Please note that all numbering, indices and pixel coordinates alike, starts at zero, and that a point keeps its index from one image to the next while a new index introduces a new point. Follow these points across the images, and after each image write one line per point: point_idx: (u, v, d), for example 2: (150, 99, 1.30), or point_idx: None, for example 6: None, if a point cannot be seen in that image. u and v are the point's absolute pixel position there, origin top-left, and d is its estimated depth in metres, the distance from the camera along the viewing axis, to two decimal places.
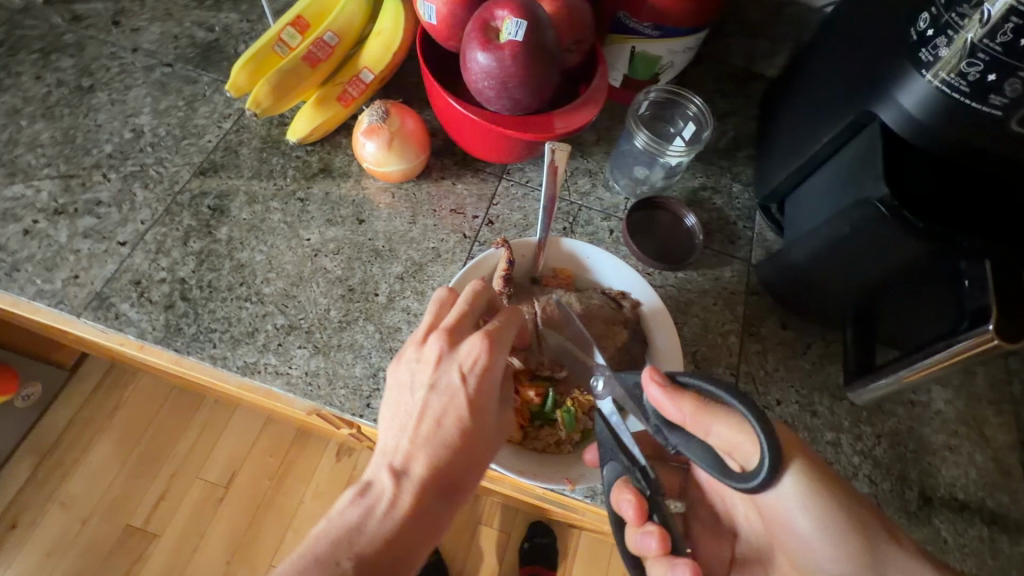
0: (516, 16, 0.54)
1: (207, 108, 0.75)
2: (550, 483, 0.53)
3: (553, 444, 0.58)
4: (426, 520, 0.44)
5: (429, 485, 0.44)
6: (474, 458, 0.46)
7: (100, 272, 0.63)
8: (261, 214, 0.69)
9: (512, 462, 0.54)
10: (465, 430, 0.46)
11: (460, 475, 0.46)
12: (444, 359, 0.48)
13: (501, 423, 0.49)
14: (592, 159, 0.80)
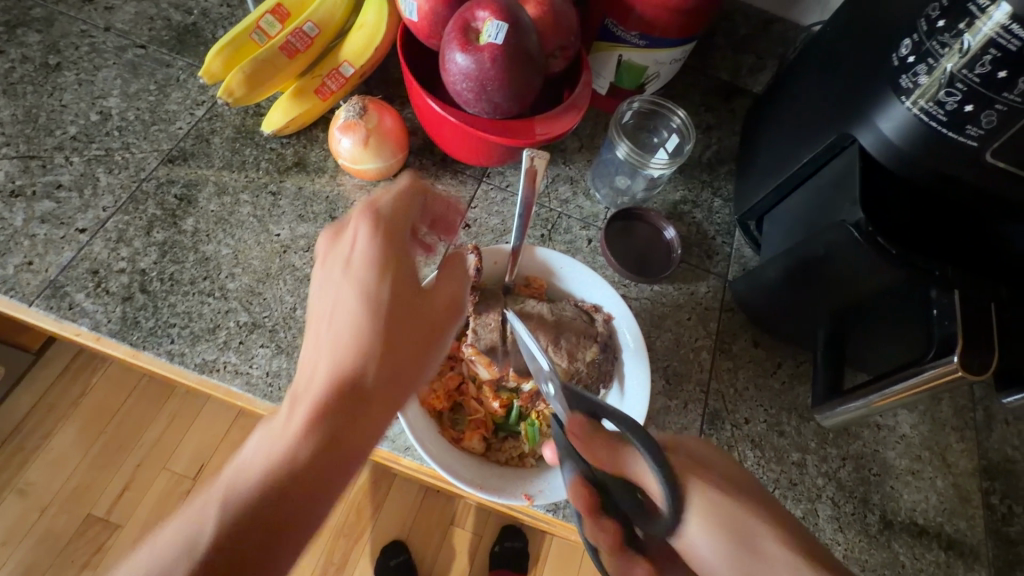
0: (497, 18, 0.53)
1: (180, 94, 0.72)
2: (508, 498, 0.51)
3: (517, 457, 0.57)
4: (296, 496, 0.37)
5: (297, 442, 0.38)
6: (359, 396, 0.41)
7: (56, 259, 0.60)
8: (230, 206, 0.67)
9: (471, 476, 0.52)
10: (332, 381, 0.41)
11: (338, 434, 0.39)
12: (314, 311, 0.45)
13: (399, 357, 0.43)
14: (574, 166, 0.79)
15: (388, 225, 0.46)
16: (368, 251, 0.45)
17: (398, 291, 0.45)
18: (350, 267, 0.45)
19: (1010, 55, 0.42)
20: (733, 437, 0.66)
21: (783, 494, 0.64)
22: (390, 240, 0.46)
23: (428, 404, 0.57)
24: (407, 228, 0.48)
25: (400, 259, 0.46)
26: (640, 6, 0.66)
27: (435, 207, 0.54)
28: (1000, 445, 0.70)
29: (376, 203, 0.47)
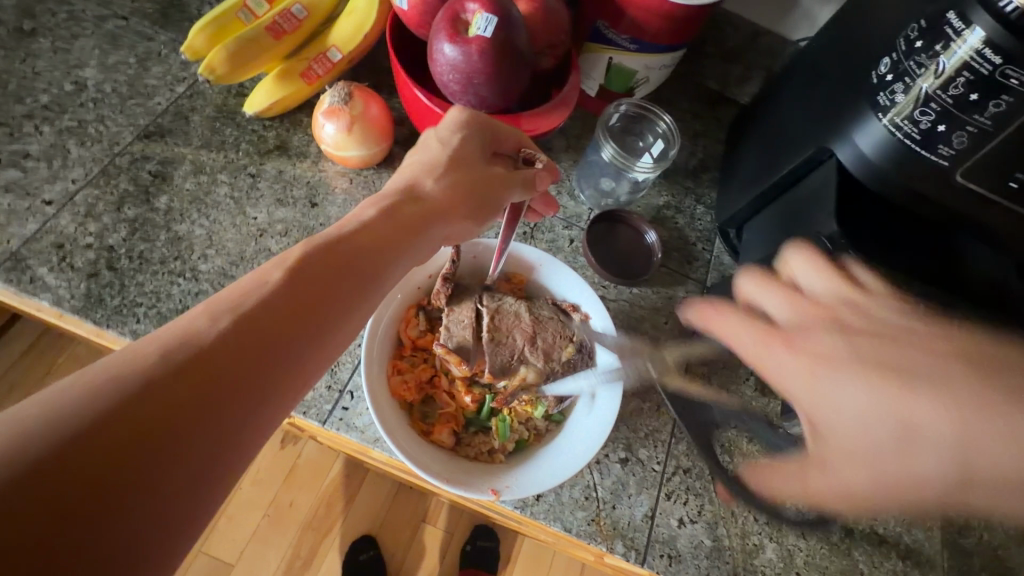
0: (488, 11, 0.52)
1: (161, 69, 0.70)
2: (475, 492, 0.49)
3: (485, 452, 0.56)
4: (174, 405, 0.28)
5: (206, 321, 0.31)
6: (287, 326, 0.34)
7: (19, 231, 0.58)
8: (206, 185, 0.65)
9: (439, 468, 0.50)
10: (292, 261, 0.37)
11: (294, 312, 0.35)
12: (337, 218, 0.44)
13: (360, 275, 0.40)
14: (560, 166, 0.79)
15: (446, 146, 0.50)
16: (426, 165, 0.49)
17: (392, 216, 0.44)
18: (399, 184, 0.48)
19: (981, 79, 0.44)
20: (704, 441, 0.66)
21: None
22: (445, 154, 0.49)
23: (399, 394, 0.55)
24: (485, 146, 0.52)
25: (435, 175, 0.48)
26: (631, 10, 0.67)
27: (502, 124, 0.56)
28: None
29: (435, 127, 0.52)
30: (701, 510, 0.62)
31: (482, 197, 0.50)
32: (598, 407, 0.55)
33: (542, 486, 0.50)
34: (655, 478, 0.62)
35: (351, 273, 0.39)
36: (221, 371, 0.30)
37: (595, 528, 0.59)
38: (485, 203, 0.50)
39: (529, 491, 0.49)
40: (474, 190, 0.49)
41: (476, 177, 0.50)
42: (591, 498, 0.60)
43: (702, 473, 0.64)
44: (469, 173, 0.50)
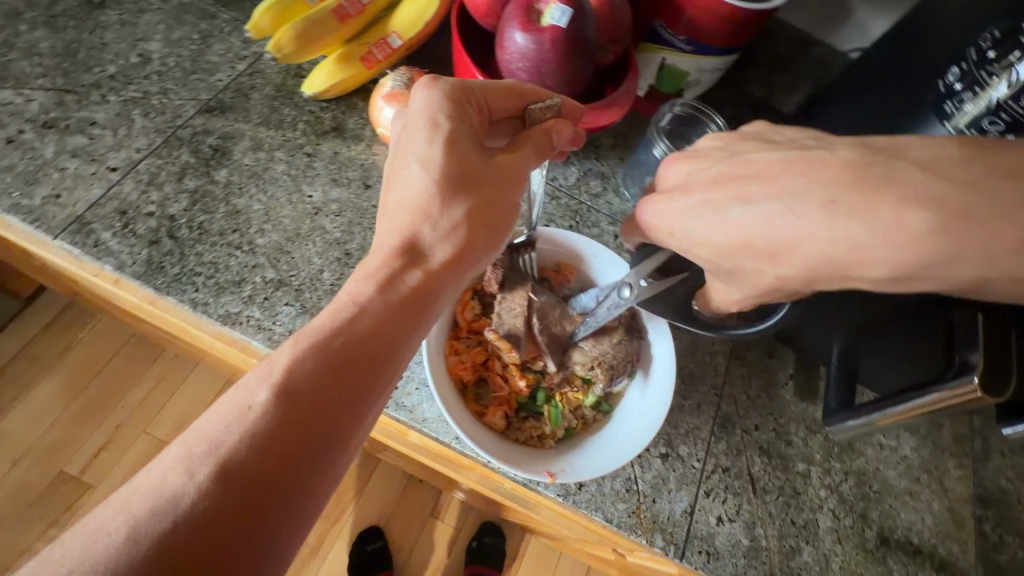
0: (563, 2, 0.53)
1: (223, 46, 0.71)
2: (532, 474, 0.53)
3: (535, 437, 0.59)
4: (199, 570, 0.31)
5: (188, 476, 0.32)
6: (285, 460, 0.35)
7: (84, 195, 0.59)
8: (264, 162, 0.66)
9: (496, 449, 0.54)
10: (278, 381, 0.36)
11: (297, 433, 0.35)
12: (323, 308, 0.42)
13: (354, 376, 0.38)
14: (606, 163, 0.80)
15: (429, 172, 0.44)
16: (415, 200, 0.44)
17: (387, 295, 0.42)
18: (387, 239, 0.44)
19: None
20: (743, 442, 0.66)
21: (786, 502, 0.64)
22: (432, 184, 0.44)
23: (455, 373, 0.58)
24: (478, 134, 0.47)
25: (430, 220, 0.44)
26: (690, 11, 0.67)
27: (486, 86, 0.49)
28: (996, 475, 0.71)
29: (413, 142, 0.45)
30: (738, 509, 0.63)
31: (489, 219, 0.46)
32: (652, 389, 0.59)
33: (595, 471, 0.54)
34: (694, 475, 0.63)
35: (344, 377, 0.38)
36: (225, 530, 0.32)
37: (635, 520, 0.60)
38: (496, 217, 0.46)
39: (583, 476, 0.54)
40: (479, 214, 0.45)
41: (479, 190, 0.45)
42: (631, 490, 0.61)
43: (741, 473, 0.64)
44: (470, 189, 0.45)
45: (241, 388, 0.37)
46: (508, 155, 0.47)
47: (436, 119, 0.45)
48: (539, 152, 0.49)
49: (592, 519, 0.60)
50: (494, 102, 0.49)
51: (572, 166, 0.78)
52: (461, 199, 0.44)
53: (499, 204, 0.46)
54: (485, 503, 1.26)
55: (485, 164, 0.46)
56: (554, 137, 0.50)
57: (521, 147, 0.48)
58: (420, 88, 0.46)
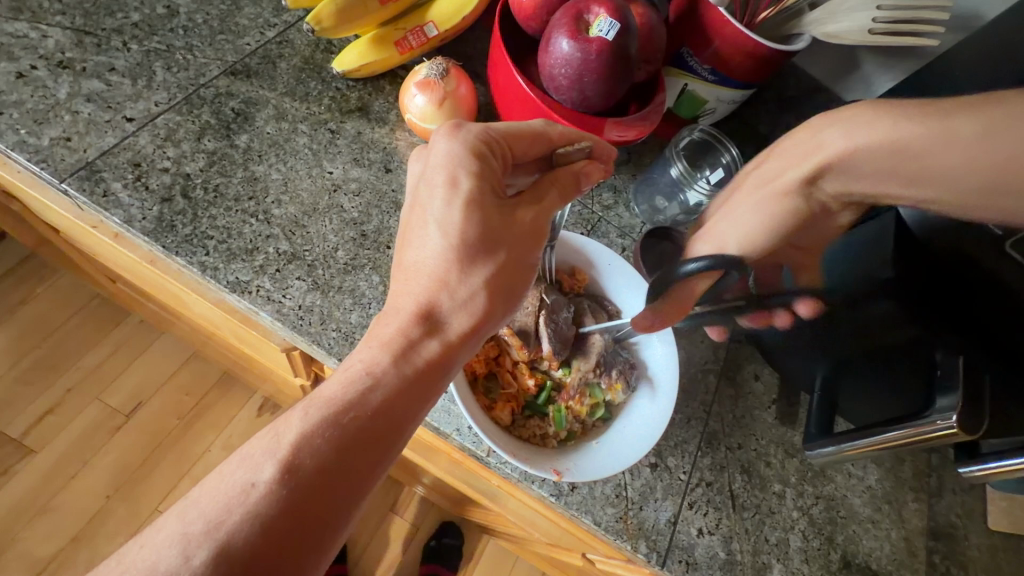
0: (612, 16, 0.55)
1: (253, 11, 0.70)
2: (540, 470, 0.55)
3: (538, 435, 0.61)
4: None
5: (180, 559, 0.35)
6: (284, 541, 0.37)
7: (96, 142, 0.57)
8: (286, 133, 0.65)
9: (506, 443, 0.56)
10: (286, 458, 0.39)
11: (300, 510, 0.38)
12: (335, 370, 0.43)
13: (361, 455, 0.40)
14: (619, 176, 0.81)
15: (447, 242, 0.44)
16: (431, 269, 0.45)
17: (400, 366, 0.43)
18: (404, 303, 0.45)
19: None
20: (726, 459, 0.69)
21: (762, 520, 0.67)
22: (448, 255, 0.44)
23: (470, 365, 0.60)
24: (498, 192, 0.47)
25: (447, 288, 0.44)
26: (718, 42, 0.70)
27: (513, 131, 0.49)
28: (947, 511, 0.76)
29: (431, 199, 0.45)
30: (718, 523, 0.65)
31: (507, 285, 0.46)
32: (659, 397, 0.61)
33: (604, 472, 0.56)
34: (680, 487, 0.65)
35: (350, 458, 0.40)
36: None
37: (621, 526, 0.62)
38: (513, 283, 0.47)
39: (591, 476, 0.55)
40: (496, 282, 0.45)
41: (498, 257, 0.45)
42: (620, 496, 0.63)
43: (722, 489, 0.67)
44: (489, 257, 0.45)
45: (249, 462, 0.39)
46: (529, 215, 0.47)
47: (456, 179, 0.45)
48: (564, 194, 0.50)
49: (580, 521, 0.62)
50: (518, 152, 0.49)
51: None
52: (477, 270, 0.45)
53: (517, 267, 0.47)
54: (451, 501, 1.25)
55: (508, 224, 0.46)
56: (582, 179, 0.51)
57: (546, 200, 0.49)
58: (443, 141, 0.46)
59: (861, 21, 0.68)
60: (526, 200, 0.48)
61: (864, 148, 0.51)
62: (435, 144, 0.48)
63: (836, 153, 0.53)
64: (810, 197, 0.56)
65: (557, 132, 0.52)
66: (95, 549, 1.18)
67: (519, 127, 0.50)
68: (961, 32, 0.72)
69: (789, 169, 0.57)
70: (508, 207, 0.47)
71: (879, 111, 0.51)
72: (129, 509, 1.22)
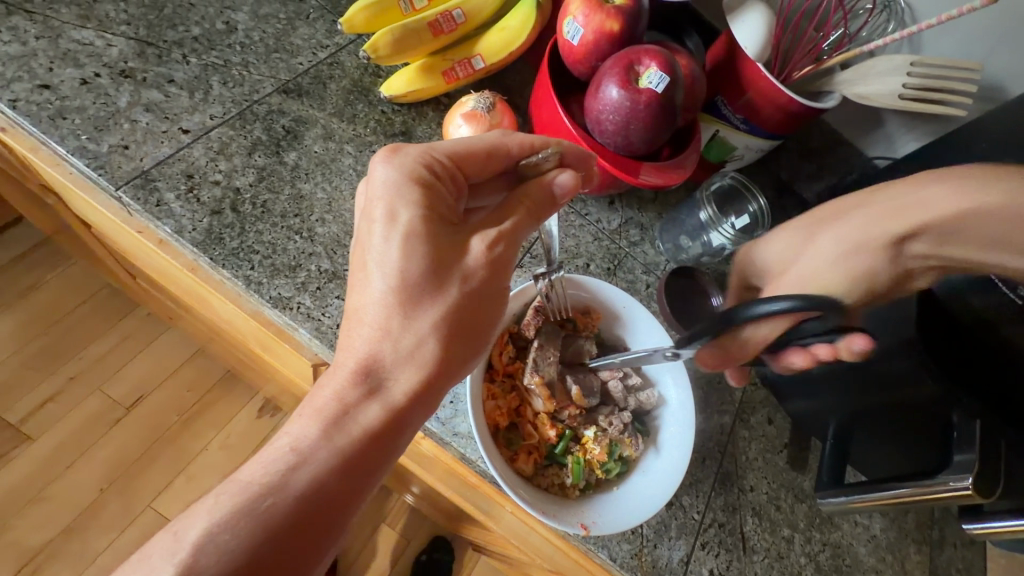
0: (662, 69, 0.58)
1: (307, 31, 0.72)
2: (568, 526, 0.57)
3: (557, 485, 0.63)
4: None
5: None
6: None
7: (152, 151, 0.59)
8: (333, 152, 0.66)
9: (532, 500, 0.57)
10: (186, 559, 0.37)
11: None
12: (264, 446, 0.43)
13: (294, 542, 0.39)
14: (646, 214, 0.83)
15: (388, 283, 0.44)
16: (374, 317, 0.45)
17: (334, 433, 0.42)
18: (346, 359, 0.44)
19: None
20: (739, 500, 0.70)
21: (771, 564, 0.68)
22: (389, 300, 0.44)
23: (492, 419, 0.62)
24: (446, 218, 0.46)
25: (390, 339, 0.44)
26: (753, 94, 0.72)
27: (462, 154, 0.49)
28: (947, 565, 0.77)
29: (372, 236, 0.45)
30: (729, 565, 0.66)
31: (464, 321, 0.46)
32: (663, 458, 0.63)
33: (627, 521, 0.58)
34: (693, 526, 0.66)
35: (269, 557, 0.38)
36: None
37: (636, 562, 0.63)
38: (469, 322, 0.46)
39: (618, 527, 0.57)
40: (444, 325, 0.45)
41: (446, 296, 0.44)
42: (636, 533, 0.64)
43: (734, 530, 0.68)
44: (439, 292, 0.45)
45: (145, 568, 0.38)
46: (483, 239, 0.46)
47: (394, 213, 0.45)
48: (531, 212, 0.49)
49: (597, 556, 0.63)
50: (469, 173, 0.50)
51: (615, 212, 0.82)
52: (423, 309, 0.44)
53: (473, 307, 0.46)
54: (445, 515, 1.25)
55: (456, 249, 0.46)
56: (552, 186, 0.50)
57: (508, 217, 0.48)
58: (380, 168, 0.46)
59: (893, 86, 0.70)
60: (482, 220, 0.47)
61: (966, 214, 0.47)
62: (374, 173, 0.47)
63: (936, 219, 0.49)
64: (895, 257, 0.53)
65: (515, 142, 0.52)
66: (83, 543, 1.17)
67: (468, 146, 0.50)
68: (986, 103, 0.75)
69: (881, 221, 0.52)
70: (459, 234, 0.47)
71: (992, 173, 0.48)
72: (121, 504, 1.21)
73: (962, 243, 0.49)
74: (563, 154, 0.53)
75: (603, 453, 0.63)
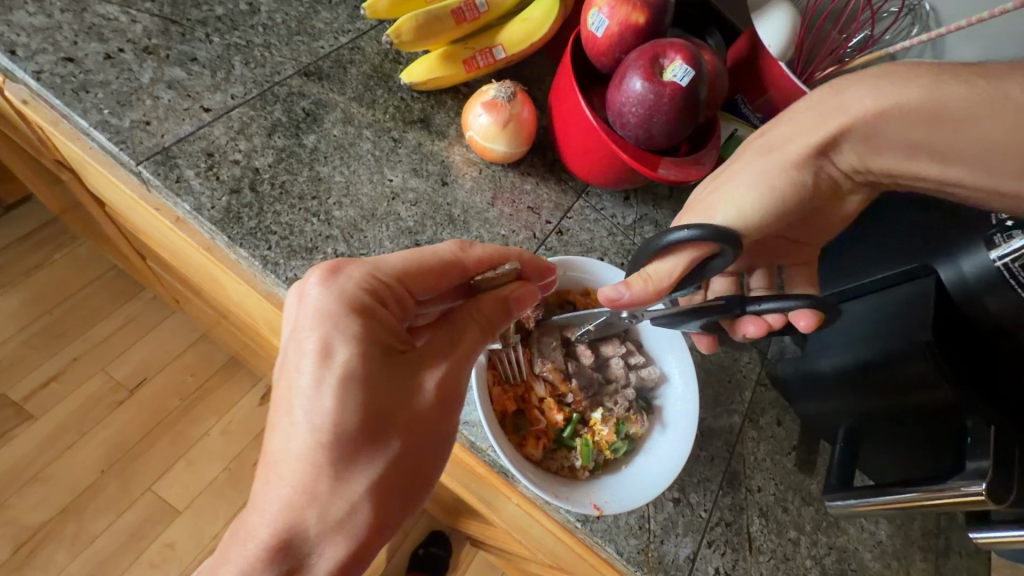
0: (686, 63, 0.57)
1: (329, 15, 0.71)
2: (581, 508, 0.57)
3: (567, 467, 0.63)
4: None
5: None
6: None
7: (174, 128, 0.59)
8: (352, 137, 0.66)
9: (544, 484, 0.58)
10: None
11: None
12: None
13: None
14: (660, 211, 0.81)
15: (318, 435, 0.40)
16: (297, 471, 0.40)
17: None
18: (259, 535, 0.39)
19: None
20: (746, 500, 0.69)
21: (777, 565, 0.68)
22: (317, 448, 0.40)
23: (498, 405, 0.62)
24: (391, 345, 0.44)
25: (317, 510, 0.40)
26: (774, 92, 0.72)
27: (404, 280, 0.47)
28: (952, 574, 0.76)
29: (300, 373, 0.41)
30: (735, 565, 0.66)
31: (400, 482, 0.42)
32: (668, 432, 0.64)
33: (636, 501, 0.59)
34: (700, 524, 0.66)
35: None
36: None
37: (643, 557, 0.63)
38: (415, 465, 0.43)
39: (629, 505, 0.58)
40: (395, 461, 0.42)
41: (375, 467, 0.41)
42: (643, 528, 0.64)
43: (740, 530, 0.68)
44: (377, 447, 0.41)
45: None
46: (434, 373, 0.44)
47: (331, 348, 0.41)
48: (485, 324, 0.48)
49: (603, 549, 0.63)
50: (417, 288, 0.48)
51: (630, 208, 0.79)
52: (358, 468, 0.41)
53: (411, 461, 0.43)
54: (443, 509, 1.24)
55: (403, 388, 0.43)
56: (510, 305, 0.50)
57: (455, 353, 0.46)
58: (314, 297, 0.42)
59: None
60: (427, 356, 0.45)
61: (890, 111, 0.51)
62: (308, 290, 0.43)
63: (804, 138, 0.53)
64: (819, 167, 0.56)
65: (473, 257, 0.51)
66: (82, 524, 1.17)
67: (408, 280, 0.47)
68: None
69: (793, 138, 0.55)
70: (407, 356, 0.44)
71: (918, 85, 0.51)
72: (120, 486, 1.21)
73: (889, 152, 0.54)
74: (523, 259, 0.54)
75: (611, 433, 0.63)
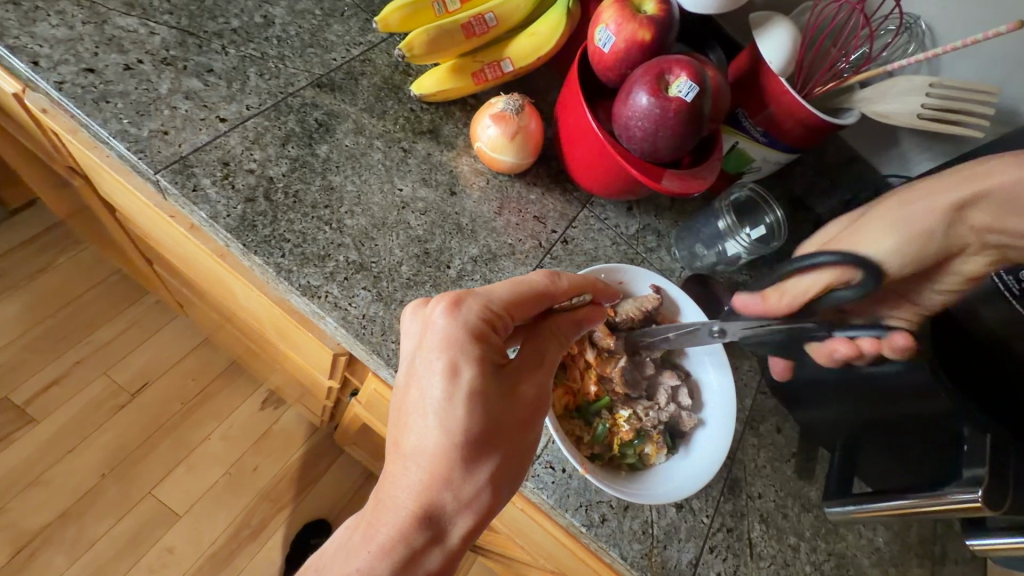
0: (692, 79, 0.59)
1: (341, 28, 0.73)
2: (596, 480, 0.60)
3: (576, 435, 0.65)
4: None
5: None
6: None
7: (191, 138, 0.60)
8: (363, 147, 0.67)
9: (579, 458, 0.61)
10: None
11: None
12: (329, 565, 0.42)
13: None
14: (662, 221, 0.83)
15: (445, 436, 0.42)
16: (427, 462, 0.43)
17: None
18: (398, 514, 0.42)
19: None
20: (747, 506, 0.71)
21: (777, 571, 0.69)
22: (449, 446, 0.42)
23: None
24: (501, 363, 0.46)
25: (448, 495, 0.42)
26: (775, 107, 0.74)
27: (511, 306, 0.48)
28: None
29: (428, 386, 0.43)
30: (736, 571, 0.67)
31: (510, 475, 0.45)
32: (690, 459, 0.66)
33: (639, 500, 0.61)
34: (702, 530, 0.67)
35: None
36: None
37: (647, 562, 0.63)
38: (519, 464, 0.45)
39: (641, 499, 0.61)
40: (504, 463, 0.44)
41: (491, 462, 0.43)
42: (647, 533, 0.65)
43: (741, 536, 0.69)
44: (491, 450, 0.43)
45: None
46: (533, 383, 0.47)
47: (456, 366, 0.43)
48: (563, 341, 0.52)
49: (607, 554, 0.64)
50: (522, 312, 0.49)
51: (632, 217, 0.80)
52: (481, 462, 0.43)
53: (518, 458, 0.45)
54: None
55: (510, 400, 0.45)
56: (581, 325, 0.54)
57: (549, 366, 0.49)
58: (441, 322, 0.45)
59: (912, 105, 0.72)
60: (526, 366, 0.48)
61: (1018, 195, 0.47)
62: (433, 315, 0.46)
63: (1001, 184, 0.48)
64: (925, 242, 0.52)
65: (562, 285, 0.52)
66: (82, 527, 1.17)
67: (514, 303, 0.49)
68: (1002, 126, 0.77)
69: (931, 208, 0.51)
70: (514, 372, 0.47)
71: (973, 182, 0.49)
72: (121, 490, 1.21)
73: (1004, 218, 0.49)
74: (595, 287, 0.57)
75: (628, 434, 0.65)
